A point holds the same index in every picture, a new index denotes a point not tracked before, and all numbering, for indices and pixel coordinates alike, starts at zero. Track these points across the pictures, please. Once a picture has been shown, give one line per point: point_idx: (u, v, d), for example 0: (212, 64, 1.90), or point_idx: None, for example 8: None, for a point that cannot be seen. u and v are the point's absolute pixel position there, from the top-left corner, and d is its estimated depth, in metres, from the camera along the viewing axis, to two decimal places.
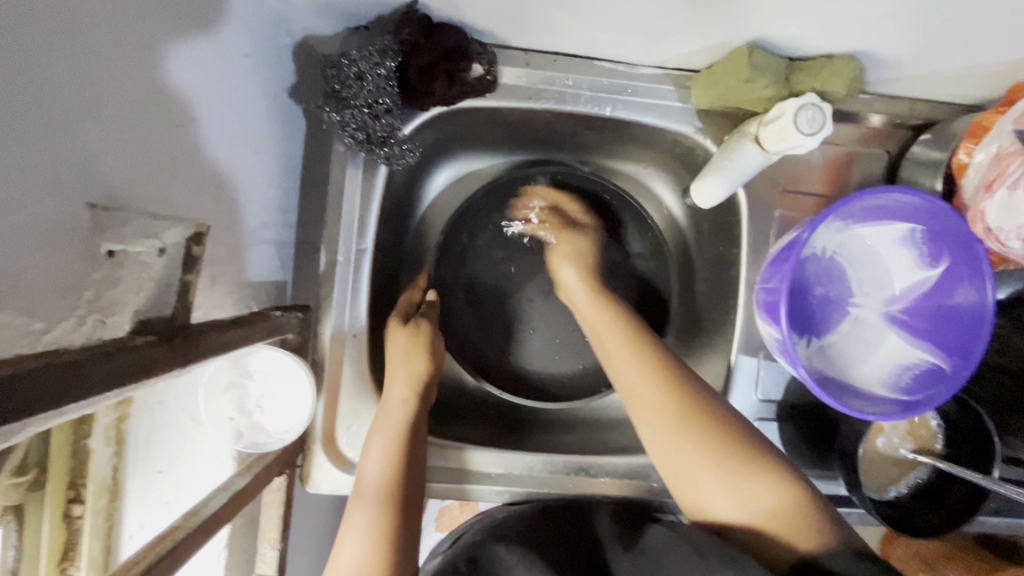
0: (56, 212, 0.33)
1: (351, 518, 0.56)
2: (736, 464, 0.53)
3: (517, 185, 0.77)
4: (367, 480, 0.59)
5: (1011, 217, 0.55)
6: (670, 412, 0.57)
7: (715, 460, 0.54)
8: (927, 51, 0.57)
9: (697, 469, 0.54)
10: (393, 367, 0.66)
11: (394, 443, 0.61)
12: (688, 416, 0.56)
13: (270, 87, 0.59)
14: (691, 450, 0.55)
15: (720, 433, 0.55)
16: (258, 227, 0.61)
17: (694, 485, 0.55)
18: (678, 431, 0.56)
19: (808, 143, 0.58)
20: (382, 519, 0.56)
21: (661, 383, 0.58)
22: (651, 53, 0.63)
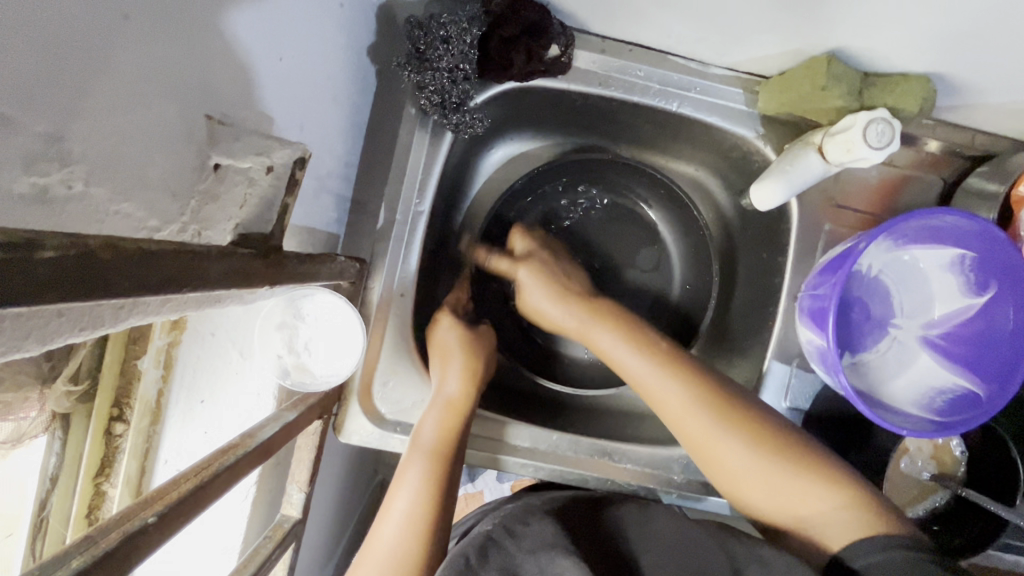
0: (181, 119, 0.34)
1: (403, 474, 0.60)
2: (790, 463, 0.56)
3: (567, 169, 0.79)
4: (419, 444, 0.62)
5: None
6: (711, 420, 0.58)
7: (759, 458, 0.56)
8: (1003, 79, 0.58)
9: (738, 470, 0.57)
10: (447, 359, 0.68)
11: (450, 417, 0.64)
12: (738, 423, 0.58)
13: (356, 41, 0.60)
14: (727, 451, 0.57)
15: (761, 435, 0.57)
16: (324, 176, 0.62)
17: (734, 479, 0.58)
18: (719, 439, 0.58)
19: (873, 157, 0.58)
20: (430, 487, 0.59)
21: (674, 377, 0.61)
22: (726, 53, 0.64)
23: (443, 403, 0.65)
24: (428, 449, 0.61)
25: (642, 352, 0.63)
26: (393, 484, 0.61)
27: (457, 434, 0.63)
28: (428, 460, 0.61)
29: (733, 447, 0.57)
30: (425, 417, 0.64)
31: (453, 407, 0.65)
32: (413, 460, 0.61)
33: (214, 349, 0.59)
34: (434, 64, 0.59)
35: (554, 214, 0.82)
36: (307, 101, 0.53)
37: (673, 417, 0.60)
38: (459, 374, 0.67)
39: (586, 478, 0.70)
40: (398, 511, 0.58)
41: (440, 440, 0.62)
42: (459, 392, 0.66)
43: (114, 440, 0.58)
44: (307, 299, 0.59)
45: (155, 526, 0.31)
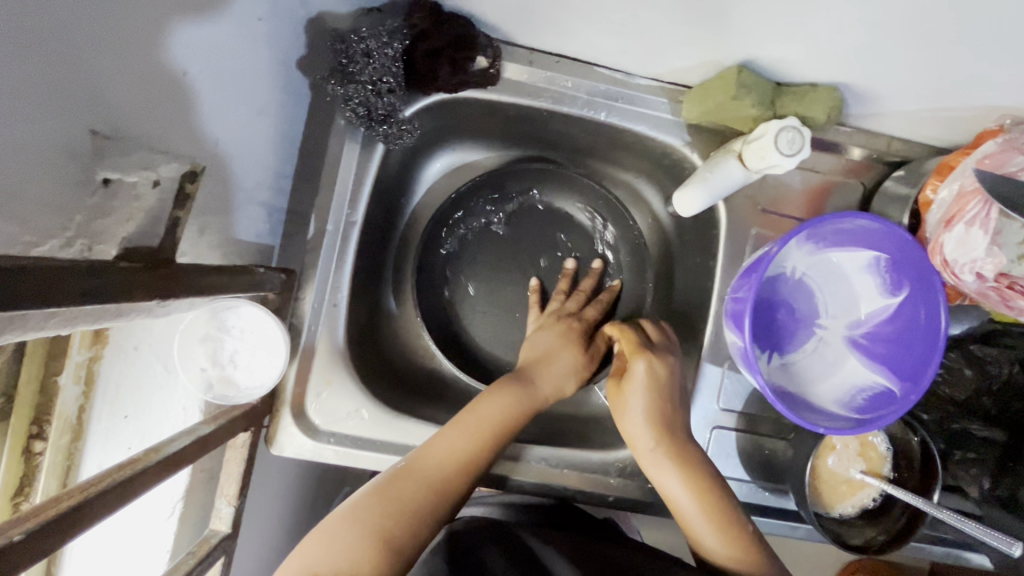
0: (60, 134, 0.34)
1: (378, 501, 0.53)
2: (711, 504, 0.60)
3: (506, 178, 0.80)
4: (416, 472, 0.56)
5: (966, 251, 0.57)
6: (665, 453, 0.62)
7: (695, 496, 0.60)
8: (905, 89, 0.61)
9: (682, 506, 0.61)
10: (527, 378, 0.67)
11: (462, 448, 0.58)
12: (678, 460, 0.62)
13: (281, 53, 0.61)
14: (671, 484, 0.61)
15: (705, 483, 0.61)
16: (252, 188, 0.62)
17: (675, 510, 0.62)
18: (674, 474, 0.61)
19: (785, 163, 0.60)
20: (400, 513, 0.53)
21: (646, 413, 0.63)
22: (648, 64, 0.66)
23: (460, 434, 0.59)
24: (426, 477, 0.56)
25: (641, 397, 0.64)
26: (338, 514, 0.52)
27: (471, 468, 0.58)
28: (421, 493, 0.55)
29: (672, 480, 0.61)
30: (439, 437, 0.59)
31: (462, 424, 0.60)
32: (388, 484, 0.55)
33: (139, 363, 0.59)
34: (357, 77, 0.60)
35: (496, 223, 0.83)
36: (225, 114, 0.53)
37: (641, 448, 0.63)
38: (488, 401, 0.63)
39: (524, 484, 0.70)
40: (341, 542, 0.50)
41: (443, 471, 0.57)
42: (520, 416, 0.64)
43: (32, 459, 0.57)
44: (231, 311, 0.59)
45: (21, 544, 0.31)
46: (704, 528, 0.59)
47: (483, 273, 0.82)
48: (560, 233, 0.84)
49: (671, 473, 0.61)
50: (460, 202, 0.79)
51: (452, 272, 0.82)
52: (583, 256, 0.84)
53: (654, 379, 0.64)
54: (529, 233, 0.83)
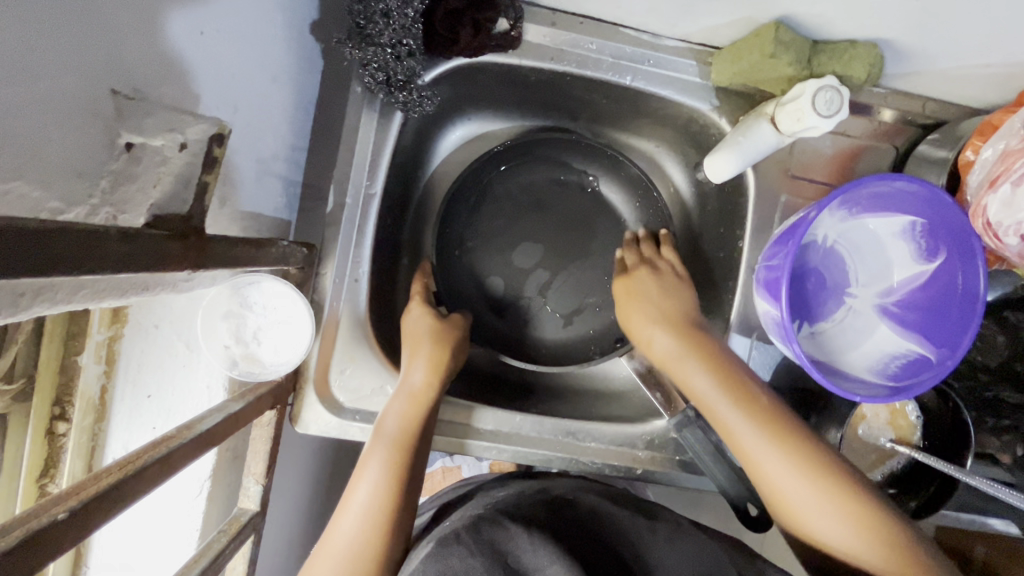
0: (78, 93, 0.32)
1: (363, 465, 0.58)
2: (819, 471, 0.54)
3: (526, 148, 0.77)
4: (382, 434, 0.60)
5: (1011, 213, 0.55)
6: (748, 421, 0.57)
7: (783, 455, 0.55)
8: (947, 46, 0.58)
9: (770, 468, 0.56)
10: (415, 349, 0.66)
11: (408, 406, 0.62)
12: (763, 422, 0.57)
13: (294, 14, 0.58)
14: (751, 446, 0.57)
15: (776, 419, 0.57)
16: (269, 159, 0.60)
17: (760, 469, 0.56)
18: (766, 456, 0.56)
19: (823, 125, 0.58)
20: (391, 479, 0.57)
21: (726, 390, 0.59)
22: (677, 24, 0.63)
23: (403, 396, 0.63)
24: (391, 437, 0.60)
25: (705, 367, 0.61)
26: (352, 478, 0.58)
27: (420, 424, 0.61)
28: (391, 449, 0.59)
29: (736, 415, 0.58)
30: (389, 405, 0.62)
31: (416, 396, 0.63)
32: (375, 448, 0.59)
33: (160, 343, 0.57)
34: (376, 39, 0.57)
35: (514, 194, 0.79)
36: (242, 79, 0.51)
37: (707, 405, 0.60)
38: (426, 363, 0.66)
39: (551, 458, 0.70)
40: (356, 504, 0.55)
41: (401, 432, 0.60)
42: (425, 381, 0.64)
43: (57, 440, 0.56)
44: (254, 286, 0.58)
45: (65, 523, 0.30)
46: (804, 493, 0.54)
47: (502, 246, 0.80)
48: (580, 205, 0.81)
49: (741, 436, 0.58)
50: (477, 172, 0.77)
51: (471, 246, 0.79)
52: (604, 228, 0.81)
53: (651, 298, 0.69)
54: (549, 205, 0.80)
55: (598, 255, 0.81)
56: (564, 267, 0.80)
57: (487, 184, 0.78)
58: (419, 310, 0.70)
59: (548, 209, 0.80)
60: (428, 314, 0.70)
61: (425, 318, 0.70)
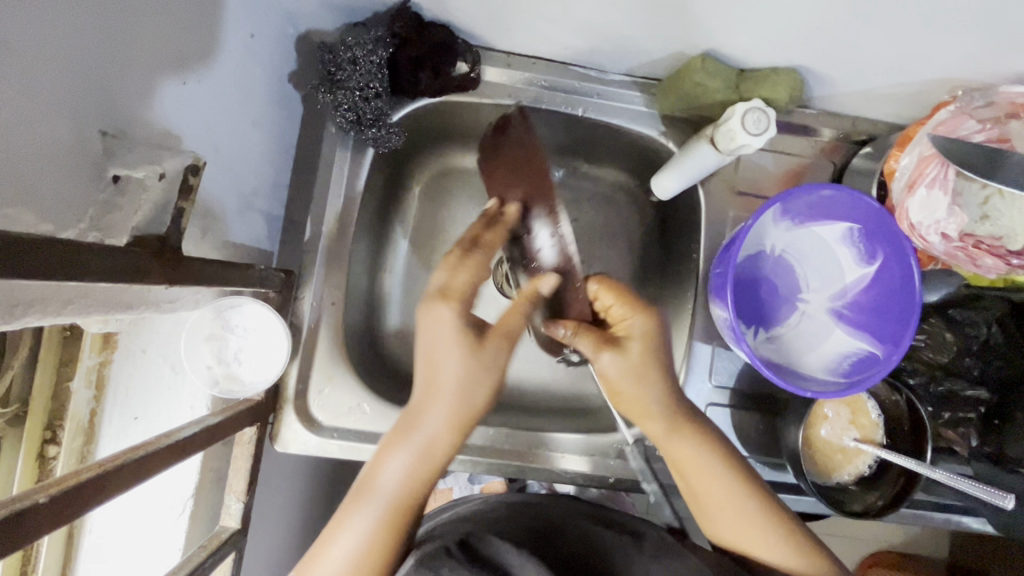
0: (71, 134, 0.38)
1: (348, 513, 0.52)
2: (762, 512, 0.57)
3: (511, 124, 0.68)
4: (376, 493, 0.52)
5: (931, 213, 0.60)
6: (722, 471, 0.58)
7: (743, 498, 0.57)
8: (859, 71, 0.64)
9: (711, 498, 0.58)
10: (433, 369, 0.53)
11: (421, 453, 0.53)
12: (728, 466, 0.58)
13: (274, 67, 0.65)
14: (712, 485, 0.58)
15: (744, 471, 0.59)
16: (250, 194, 0.65)
17: (702, 500, 0.59)
18: (724, 497, 0.57)
19: (754, 143, 0.64)
20: (387, 532, 0.52)
21: (670, 424, 0.58)
22: (620, 61, 0.70)
23: (414, 439, 0.53)
24: (388, 501, 0.52)
25: (653, 392, 0.58)
26: (330, 523, 0.53)
27: (428, 481, 0.54)
28: (388, 507, 0.52)
29: (694, 456, 0.58)
30: (394, 457, 0.53)
31: (432, 450, 0.54)
32: (365, 505, 0.52)
33: (147, 366, 0.61)
34: (346, 84, 0.64)
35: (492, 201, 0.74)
36: (224, 124, 0.57)
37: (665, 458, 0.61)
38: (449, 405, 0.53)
39: (525, 470, 0.72)
40: (340, 555, 0.50)
41: (403, 488, 0.53)
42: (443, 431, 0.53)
43: (47, 463, 0.59)
44: (235, 309, 0.62)
45: (46, 506, 0.33)
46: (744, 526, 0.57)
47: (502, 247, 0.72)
48: None
49: (694, 456, 0.58)
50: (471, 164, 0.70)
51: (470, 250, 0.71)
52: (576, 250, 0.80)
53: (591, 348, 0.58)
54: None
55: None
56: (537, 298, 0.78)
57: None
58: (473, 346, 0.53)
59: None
60: (476, 352, 0.53)
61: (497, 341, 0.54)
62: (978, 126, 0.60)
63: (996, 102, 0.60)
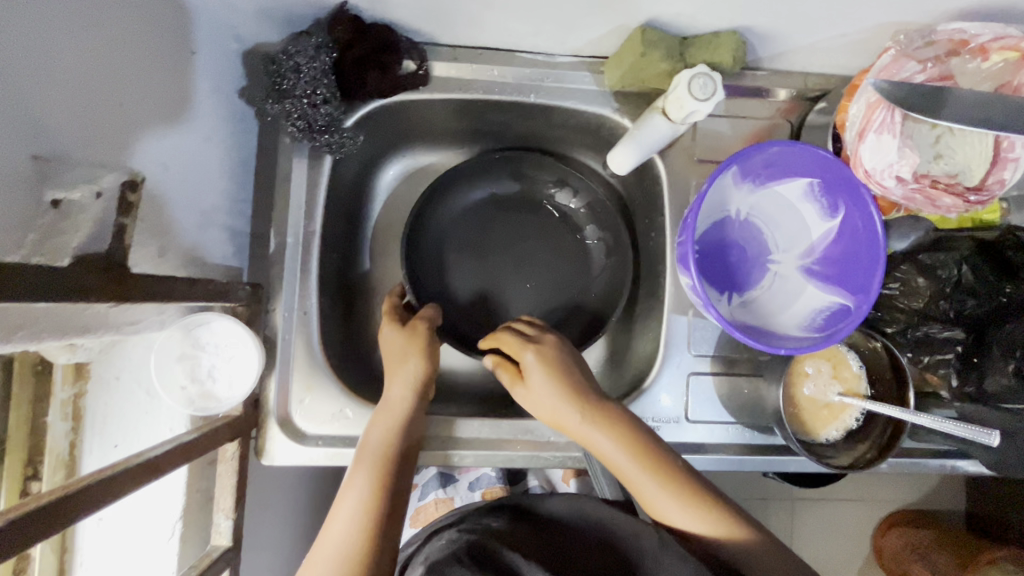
0: (4, 159, 0.38)
1: (350, 481, 0.60)
2: (673, 478, 0.58)
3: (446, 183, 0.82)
4: (368, 448, 0.63)
5: (882, 158, 0.60)
6: (618, 443, 0.60)
7: (648, 467, 0.59)
8: (800, 27, 0.65)
9: (627, 469, 0.59)
10: (389, 368, 0.70)
11: (392, 424, 0.66)
12: (624, 437, 0.60)
13: (220, 82, 0.65)
14: (614, 454, 0.60)
15: (642, 438, 0.60)
16: (209, 212, 0.65)
17: (618, 470, 0.60)
18: (635, 465, 0.59)
19: (703, 108, 0.64)
20: (376, 493, 0.59)
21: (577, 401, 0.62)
22: (565, 42, 0.71)
23: (389, 416, 0.66)
24: (374, 456, 0.63)
25: (552, 375, 0.63)
26: (340, 493, 0.60)
27: (397, 446, 0.64)
28: (376, 463, 0.62)
29: (602, 435, 0.60)
30: (373, 426, 0.65)
31: (391, 410, 0.67)
32: (362, 464, 0.62)
33: (122, 393, 0.61)
34: (291, 92, 0.64)
35: (447, 233, 0.86)
36: (171, 143, 0.57)
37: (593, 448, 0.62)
38: (402, 384, 0.68)
39: (513, 458, 0.72)
40: (345, 512, 0.57)
41: (381, 455, 0.63)
42: (401, 399, 0.68)
43: None
44: (204, 327, 0.62)
45: None
46: (658, 494, 0.58)
47: (467, 275, 0.86)
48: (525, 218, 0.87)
49: (602, 431, 0.61)
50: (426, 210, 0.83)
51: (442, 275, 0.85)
52: (555, 241, 0.87)
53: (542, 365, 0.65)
54: (493, 232, 0.87)
55: (552, 270, 0.86)
56: (519, 296, 0.87)
57: (427, 225, 0.84)
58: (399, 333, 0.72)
59: (495, 235, 0.87)
60: (399, 336, 0.71)
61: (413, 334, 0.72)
62: (919, 66, 0.60)
63: (936, 40, 0.59)
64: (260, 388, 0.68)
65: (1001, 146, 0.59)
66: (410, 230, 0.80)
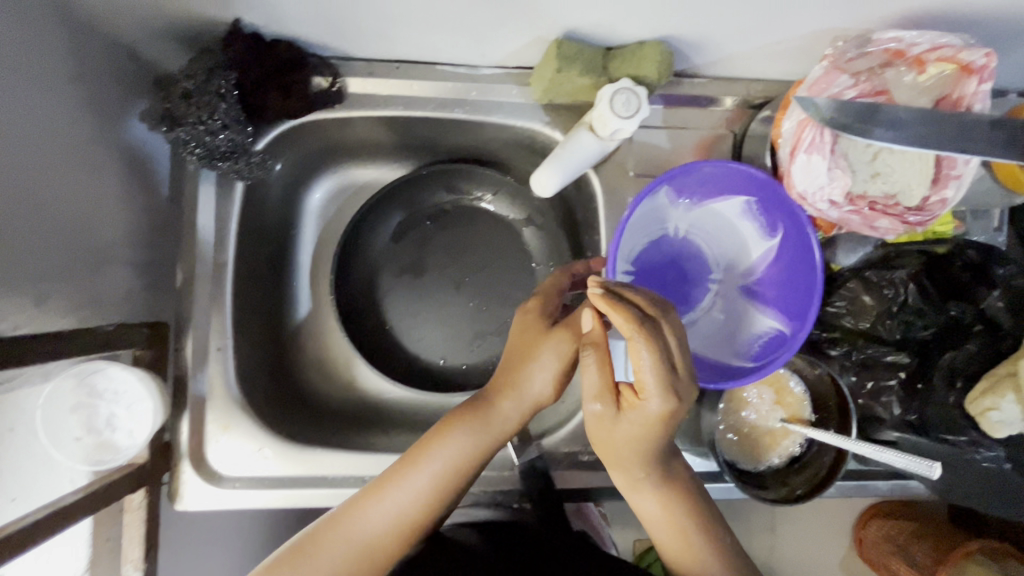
0: None
1: (339, 533, 0.53)
2: (705, 547, 0.55)
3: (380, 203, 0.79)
4: (375, 504, 0.55)
5: (812, 179, 0.57)
6: (660, 501, 0.56)
7: (681, 530, 0.56)
8: (729, 35, 0.60)
9: (655, 521, 0.56)
10: (518, 376, 0.60)
11: (440, 468, 0.56)
12: (667, 501, 0.55)
13: (111, 109, 0.60)
14: (649, 509, 0.56)
15: (686, 503, 0.56)
16: (105, 248, 0.62)
17: (644, 516, 0.57)
18: (667, 523, 0.56)
19: (626, 126, 0.60)
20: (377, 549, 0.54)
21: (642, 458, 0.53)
22: (485, 53, 0.66)
23: (461, 442, 0.57)
24: (387, 511, 0.55)
25: (632, 426, 0.49)
26: (314, 537, 0.53)
27: (436, 491, 0.56)
28: (389, 520, 0.54)
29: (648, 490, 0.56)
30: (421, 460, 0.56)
31: (475, 431, 0.58)
32: (365, 517, 0.54)
33: (15, 444, 0.54)
34: (184, 120, 0.61)
35: (378, 256, 0.83)
36: (42, 185, 0.53)
37: (626, 485, 0.56)
38: (517, 397, 0.60)
39: None
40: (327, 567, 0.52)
41: (400, 505, 0.55)
42: (501, 415, 0.59)
43: None
44: (100, 373, 0.58)
45: None
46: (680, 554, 0.56)
47: (403, 297, 0.83)
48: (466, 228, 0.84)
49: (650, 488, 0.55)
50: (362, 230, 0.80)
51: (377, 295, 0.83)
52: (497, 259, 0.83)
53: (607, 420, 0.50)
54: (431, 250, 0.83)
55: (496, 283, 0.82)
56: (458, 316, 0.82)
57: (359, 245, 0.81)
58: (545, 336, 0.59)
59: (433, 250, 0.83)
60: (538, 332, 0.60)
61: (561, 336, 0.58)
62: (850, 81, 0.55)
63: (870, 51, 0.56)
64: (172, 431, 0.65)
65: (943, 163, 0.56)
66: (341, 255, 0.78)
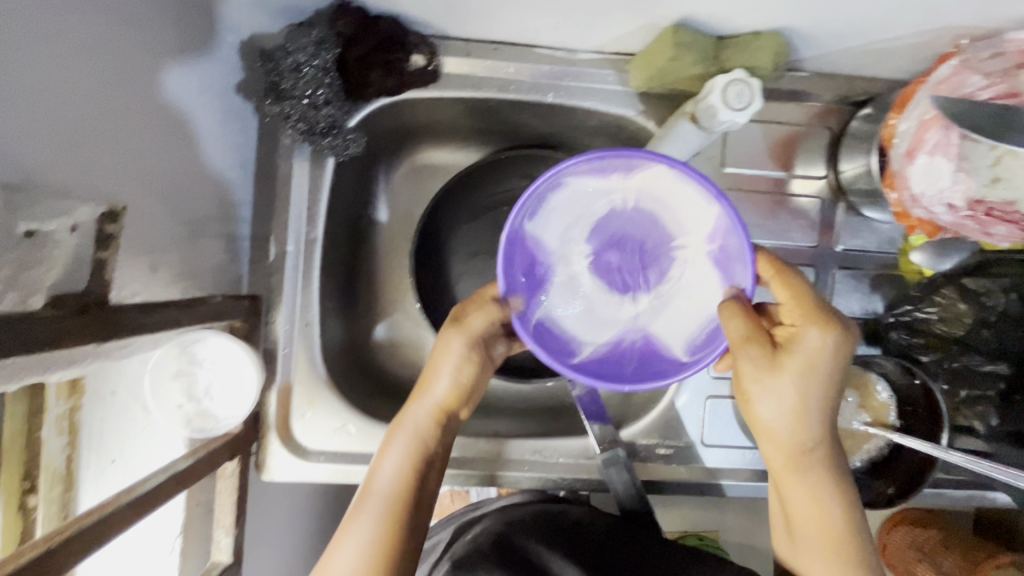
0: None
1: (352, 520, 0.53)
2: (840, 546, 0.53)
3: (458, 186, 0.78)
4: (376, 490, 0.54)
5: (930, 180, 0.56)
6: (802, 494, 0.53)
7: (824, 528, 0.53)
8: (847, 29, 0.58)
9: (797, 515, 0.54)
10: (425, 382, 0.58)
11: (405, 467, 0.55)
12: (816, 497, 0.53)
13: (214, 81, 0.61)
14: (795, 503, 0.54)
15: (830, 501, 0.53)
16: (203, 220, 0.62)
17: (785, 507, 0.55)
18: (812, 519, 0.53)
19: (737, 118, 0.59)
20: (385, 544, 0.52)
21: (789, 449, 0.52)
22: (587, 38, 0.65)
23: (413, 443, 0.56)
24: (384, 498, 0.54)
25: (789, 390, 0.49)
26: (340, 528, 0.53)
27: (413, 489, 0.55)
28: (386, 507, 0.53)
29: (795, 484, 0.53)
30: (392, 451, 0.56)
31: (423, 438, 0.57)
32: (365, 513, 0.53)
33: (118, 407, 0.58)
34: (291, 93, 0.61)
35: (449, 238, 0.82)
36: (152, 153, 0.54)
37: (784, 463, 0.53)
38: (445, 394, 0.58)
39: (519, 477, 0.70)
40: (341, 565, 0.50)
41: (395, 496, 0.54)
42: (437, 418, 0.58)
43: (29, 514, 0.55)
44: (199, 343, 0.60)
45: None
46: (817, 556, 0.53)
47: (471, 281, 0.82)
48: None
49: (797, 484, 0.53)
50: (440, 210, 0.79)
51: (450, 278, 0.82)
52: None
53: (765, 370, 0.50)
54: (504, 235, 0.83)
55: None
56: None
57: (437, 228, 0.80)
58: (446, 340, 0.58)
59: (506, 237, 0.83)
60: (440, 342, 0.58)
61: (454, 335, 0.57)
62: (983, 81, 0.55)
63: (1005, 51, 0.54)
64: (260, 403, 0.66)
65: None
66: (421, 237, 0.77)
